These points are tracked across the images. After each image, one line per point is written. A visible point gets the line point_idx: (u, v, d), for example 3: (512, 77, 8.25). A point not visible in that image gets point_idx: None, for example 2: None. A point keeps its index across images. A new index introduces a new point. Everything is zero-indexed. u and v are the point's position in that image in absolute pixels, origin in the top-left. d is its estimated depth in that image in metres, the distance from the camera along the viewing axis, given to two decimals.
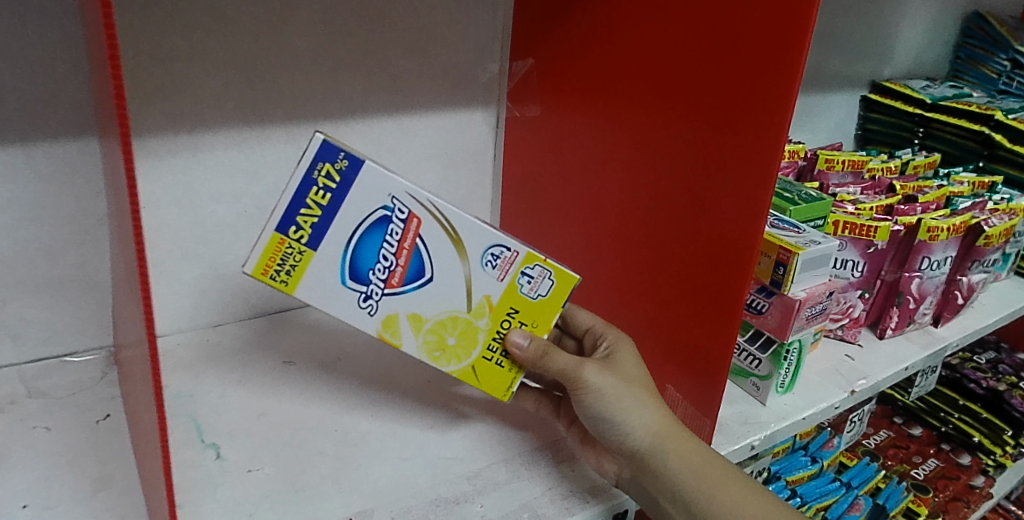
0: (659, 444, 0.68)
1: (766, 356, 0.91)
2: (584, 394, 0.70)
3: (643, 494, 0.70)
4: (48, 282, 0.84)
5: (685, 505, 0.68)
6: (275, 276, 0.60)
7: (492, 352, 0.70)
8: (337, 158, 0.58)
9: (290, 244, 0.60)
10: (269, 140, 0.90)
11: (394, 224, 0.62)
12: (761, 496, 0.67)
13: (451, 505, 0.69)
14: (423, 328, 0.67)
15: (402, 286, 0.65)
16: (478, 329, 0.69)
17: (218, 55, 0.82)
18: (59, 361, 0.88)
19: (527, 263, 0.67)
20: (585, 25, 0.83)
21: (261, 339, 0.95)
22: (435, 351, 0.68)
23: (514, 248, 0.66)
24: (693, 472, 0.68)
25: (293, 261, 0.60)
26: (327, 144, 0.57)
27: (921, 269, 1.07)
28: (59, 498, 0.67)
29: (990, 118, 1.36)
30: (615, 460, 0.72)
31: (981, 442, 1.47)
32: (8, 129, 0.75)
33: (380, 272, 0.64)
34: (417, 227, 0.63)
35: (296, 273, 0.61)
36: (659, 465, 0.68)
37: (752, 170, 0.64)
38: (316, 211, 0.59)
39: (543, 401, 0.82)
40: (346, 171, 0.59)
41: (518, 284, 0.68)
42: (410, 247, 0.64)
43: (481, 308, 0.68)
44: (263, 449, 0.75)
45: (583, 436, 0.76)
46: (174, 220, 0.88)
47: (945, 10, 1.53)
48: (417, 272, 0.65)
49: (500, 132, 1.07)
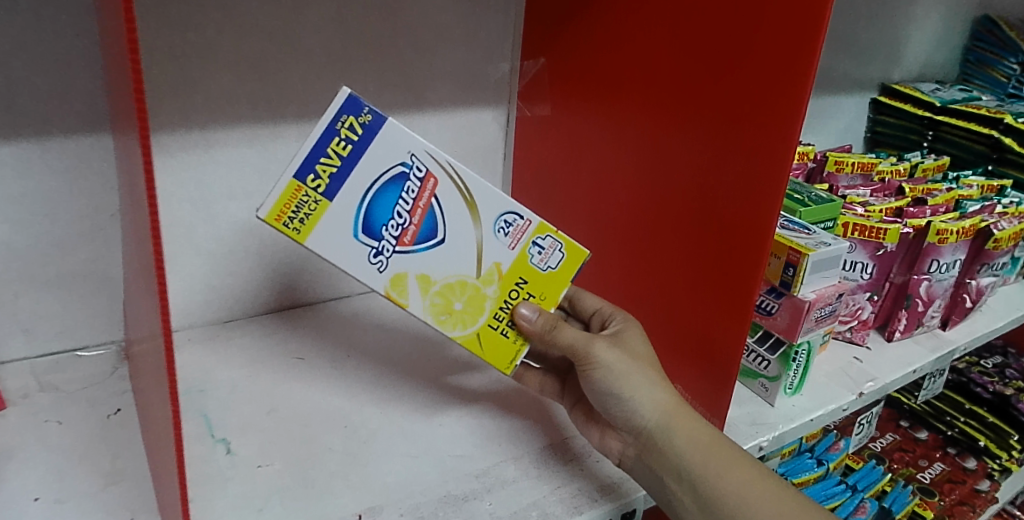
0: (665, 422, 0.68)
1: (774, 357, 0.92)
2: (592, 371, 0.70)
3: (648, 473, 0.70)
4: (62, 277, 0.85)
5: (691, 483, 0.66)
6: (288, 223, 0.59)
7: (498, 320, 0.69)
8: (362, 112, 0.59)
9: (307, 193, 0.59)
10: (281, 138, 0.91)
11: (411, 182, 0.62)
12: (765, 479, 0.66)
13: (460, 503, 0.69)
14: (431, 290, 0.66)
15: (413, 244, 0.64)
16: (486, 297, 0.68)
17: (230, 52, 0.82)
18: (71, 355, 0.88)
19: (539, 233, 0.68)
20: (598, 22, 0.83)
21: (271, 335, 0.96)
22: (441, 315, 0.68)
23: (527, 217, 0.67)
24: (698, 450, 0.67)
25: (308, 210, 0.59)
26: (353, 97, 0.58)
27: (930, 272, 1.07)
28: (70, 492, 0.67)
29: (999, 122, 1.35)
30: (620, 439, 0.73)
31: (987, 446, 1.46)
32: (20, 124, 0.75)
33: (393, 230, 0.63)
34: (433, 187, 0.63)
35: (310, 222, 0.60)
36: (664, 443, 0.68)
37: (764, 160, 0.64)
38: (336, 161, 0.59)
39: (547, 380, 0.84)
40: (369, 125, 0.59)
41: (529, 254, 0.68)
42: (425, 206, 0.64)
43: (490, 275, 0.68)
44: (273, 444, 0.75)
45: (587, 414, 0.78)
46: (186, 216, 0.89)
47: (955, 13, 1.52)
48: (430, 233, 0.65)
49: (510, 130, 1.07)
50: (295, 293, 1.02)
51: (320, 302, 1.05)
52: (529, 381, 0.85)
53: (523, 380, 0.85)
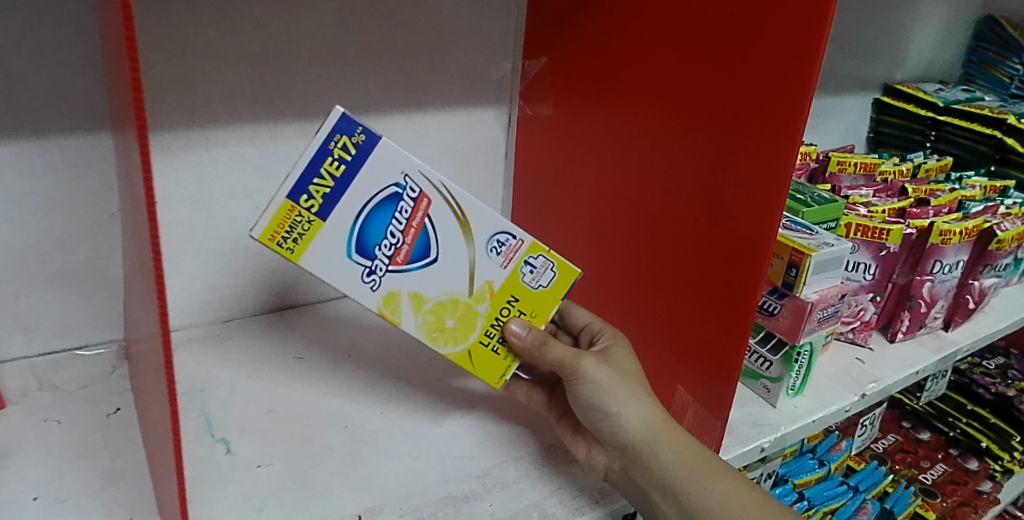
0: (650, 437, 0.68)
1: (777, 358, 0.91)
2: (578, 386, 0.70)
3: (634, 487, 0.69)
4: (61, 275, 0.84)
5: (676, 496, 0.66)
6: (282, 242, 0.59)
7: (489, 337, 0.70)
8: (355, 132, 0.57)
9: (300, 213, 0.58)
10: (282, 137, 0.91)
11: (404, 202, 0.61)
12: (752, 490, 0.66)
13: (460, 504, 0.69)
14: (424, 308, 0.66)
15: (406, 264, 0.64)
16: (477, 314, 0.68)
17: (230, 51, 0.82)
18: (70, 354, 0.88)
19: (531, 253, 0.68)
20: (601, 24, 0.83)
21: (271, 335, 0.96)
22: (433, 332, 0.67)
23: (519, 237, 0.67)
24: (681, 463, 0.67)
25: (302, 230, 0.59)
26: (346, 116, 0.56)
27: (932, 273, 1.06)
28: (69, 491, 0.67)
29: (1002, 122, 1.34)
30: (605, 453, 0.72)
31: (989, 448, 1.46)
32: (20, 122, 0.75)
33: (386, 249, 0.63)
34: (427, 207, 0.63)
35: (303, 242, 0.59)
36: (648, 457, 0.68)
37: (766, 166, 0.64)
38: (329, 182, 0.58)
39: (535, 390, 0.82)
40: (362, 145, 0.58)
41: (521, 273, 0.68)
42: (418, 226, 0.63)
43: (482, 293, 0.67)
44: (273, 444, 0.75)
45: (575, 427, 0.77)
46: (187, 215, 0.89)
47: (958, 13, 1.52)
48: (423, 252, 0.64)
49: (511, 130, 1.07)
50: (295, 292, 1.02)
51: (320, 302, 1.05)
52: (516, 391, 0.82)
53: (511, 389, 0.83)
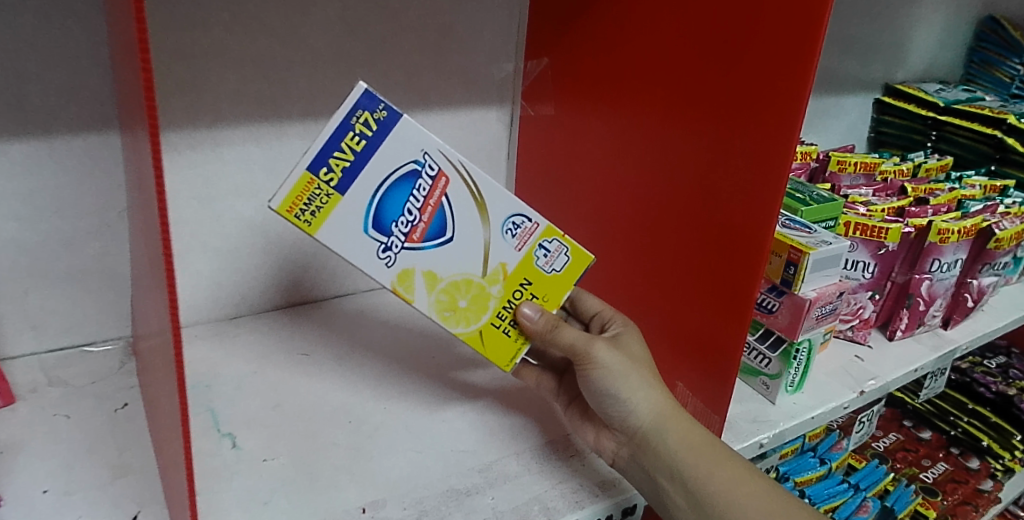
0: (659, 423, 0.69)
1: (776, 355, 0.92)
2: (590, 370, 0.71)
3: (640, 472, 0.71)
4: (69, 273, 0.86)
5: (683, 483, 0.67)
6: (300, 215, 0.59)
7: (501, 319, 0.70)
8: (377, 108, 0.59)
9: (319, 186, 0.59)
10: (287, 137, 0.92)
11: (423, 180, 0.63)
12: (755, 478, 0.67)
13: (462, 497, 0.70)
14: (437, 287, 0.67)
15: (422, 241, 0.65)
16: (490, 295, 0.69)
17: (235, 52, 0.83)
18: (78, 350, 0.90)
19: (546, 236, 0.69)
20: (602, 23, 0.83)
21: (277, 331, 0.97)
22: (445, 311, 0.68)
23: (535, 220, 0.68)
24: (690, 450, 0.68)
25: (320, 203, 0.59)
26: (369, 92, 0.58)
27: (931, 271, 1.07)
28: (79, 484, 0.68)
29: (1002, 122, 1.35)
30: (615, 439, 0.74)
31: (991, 446, 1.47)
32: (30, 122, 0.76)
33: (403, 226, 0.63)
34: (445, 186, 0.64)
35: (321, 215, 0.60)
36: (657, 442, 0.69)
37: (764, 164, 0.65)
38: (349, 155, 0.59)
39: (544, 377, 0.83)
40: (384, 121, 0.59)
41: (535, 256, 0.69)
42: (435, 204, 0.64)
43: (495, 274, 0.68)
44: (279, 439, 0.76)
45: (583, 413, 0.79)
46: (194, 214, 0.90)
47: (959, 14, 1.52)
48: (439, 230, 0.65)
49: (514, 129, 1.08)
50: (300, 290, 1.04)
51: (323, 300, 1.06)
52: (524, 377, 0.84)
53: (520, 375, 0.84)
